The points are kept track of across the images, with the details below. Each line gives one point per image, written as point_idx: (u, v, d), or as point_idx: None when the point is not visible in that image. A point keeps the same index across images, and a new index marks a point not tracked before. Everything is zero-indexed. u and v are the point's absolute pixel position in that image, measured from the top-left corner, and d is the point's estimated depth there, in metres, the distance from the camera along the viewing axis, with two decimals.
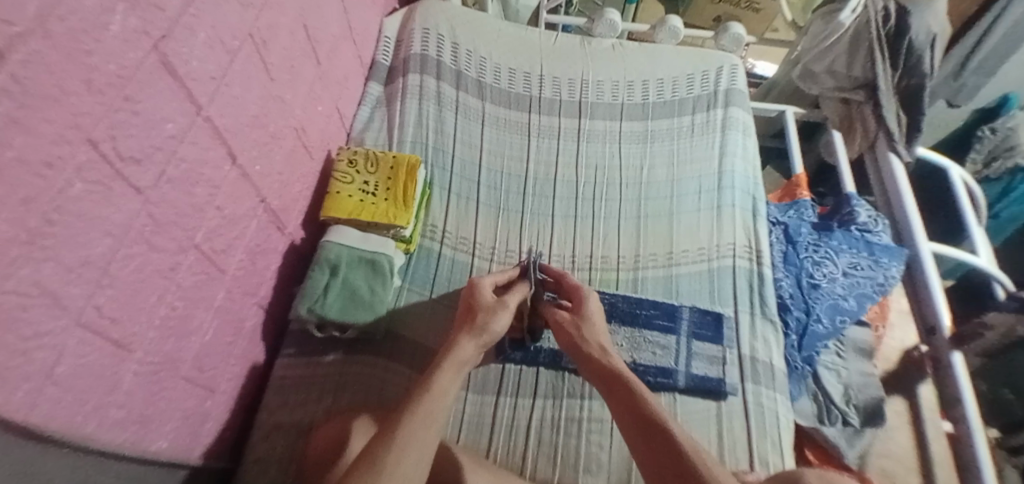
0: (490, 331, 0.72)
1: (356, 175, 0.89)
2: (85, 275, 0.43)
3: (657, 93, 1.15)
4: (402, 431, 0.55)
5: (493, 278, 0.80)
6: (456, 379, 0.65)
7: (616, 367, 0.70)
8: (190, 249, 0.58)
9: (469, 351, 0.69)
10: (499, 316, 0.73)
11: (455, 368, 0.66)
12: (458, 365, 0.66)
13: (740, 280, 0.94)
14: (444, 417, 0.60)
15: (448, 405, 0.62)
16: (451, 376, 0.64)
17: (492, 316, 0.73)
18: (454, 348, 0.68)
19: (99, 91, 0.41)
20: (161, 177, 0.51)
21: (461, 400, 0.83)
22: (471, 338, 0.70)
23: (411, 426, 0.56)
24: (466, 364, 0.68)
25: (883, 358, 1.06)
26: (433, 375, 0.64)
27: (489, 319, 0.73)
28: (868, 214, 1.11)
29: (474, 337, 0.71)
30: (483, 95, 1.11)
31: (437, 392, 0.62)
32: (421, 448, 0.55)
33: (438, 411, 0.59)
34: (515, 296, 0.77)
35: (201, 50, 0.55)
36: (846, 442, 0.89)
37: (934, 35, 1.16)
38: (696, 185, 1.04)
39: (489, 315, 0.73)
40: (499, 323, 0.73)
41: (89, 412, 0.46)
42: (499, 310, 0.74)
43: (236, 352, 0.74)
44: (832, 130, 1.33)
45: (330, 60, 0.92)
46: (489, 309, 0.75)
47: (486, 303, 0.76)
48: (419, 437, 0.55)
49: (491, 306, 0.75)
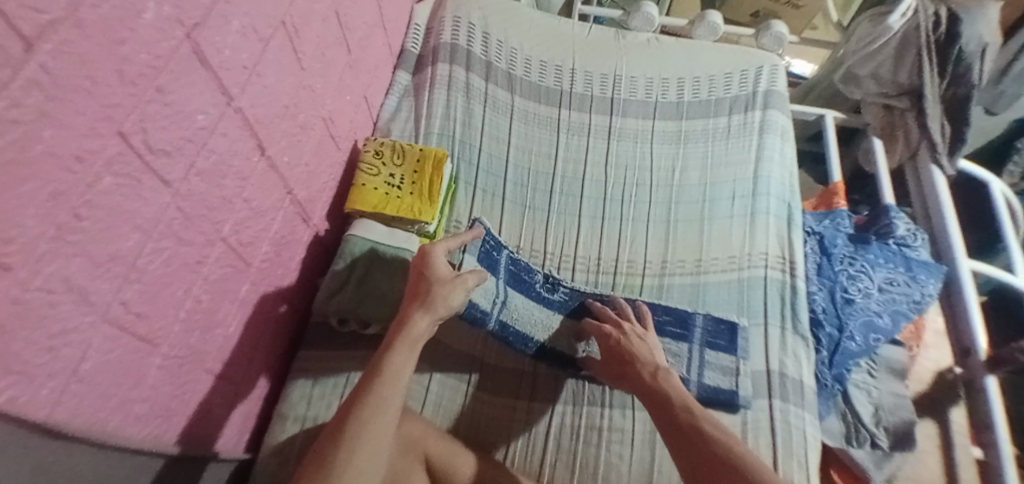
0: (447, 305, 0.67)
1: (382, 167, 0.87)
2: (113, 270, 0.41)
3: (693, 91, 1.10)
4: (351, 424, 0.56)
5: (449, 244, 0.75)
6: (410, 358, 0.63)
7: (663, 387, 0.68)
8: (217, 242, 0.57)
9: (423, 327, 0.65)
10: (455, 292, 0.68)
11: (408, 348, 0.63)
12: (411, 345, 0.63)
13: (772, 292, 0.91)
14: (398, 400, 0.60)
15: (403, 387, 0.61)
16: (404, 356, 0.62)
17: (447, 292, 0.68)
18: (407, 324, 0.64)
19: (131, 81, 0.39)
20: (191, 169, 0.49)
21: (465, 396, 0.82)
22: (425, 313, 0.66)
23: (361, 416, 0.56)
24: (420, 341, 0.65)
25: (916, 379, 1.02)
26: (383, 358, 0.61)
27: (444, 294, 0.67)
28: (907, 228, 1.07)
29: (428, 311, 0.66)
30: (512, 87, 1.08)
31: (389, 377, 0.60)
32: (371, 440, 0.56)
33: (391, 400, 0.59)
34: (471, 275, 0.71)
35: (234, 39, 0.53)
36: (874, 466, 0.87)
37: (986, 45, 1.11)
38: (730, 190, 1.01)
39: (444, 288, 0.68)
40: (455, 298, 0.68)
41: (114, 408, 0.46)
42: (454, 283, 0.69)
43: (259, 344, 0.73)
44: (873, 136, 1.27)
45: (361, 49, 0.90)
46: (442, 281, 0.68)
47: (441, 274, 0.69)
48: (374, 427, 0.56)
49: (447, 279, 0.69)
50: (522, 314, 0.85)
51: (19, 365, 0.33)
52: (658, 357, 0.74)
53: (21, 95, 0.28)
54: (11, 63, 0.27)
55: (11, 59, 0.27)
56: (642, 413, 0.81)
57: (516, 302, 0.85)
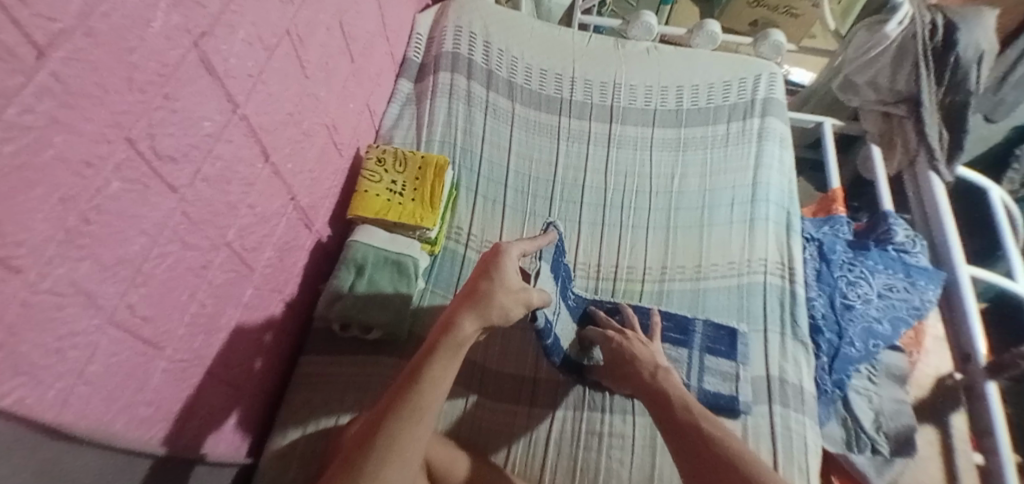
0: (502, 316, 0.62)
1: (384, 174, 0.88)
2: (120, 273, 0.42)
3: (692, 99, 1.12)
4: (383, 435, 0.54)
5: (522, 248, 0.70)
6: (451, 366, 0.59)
7: (665, 391, 0.68)
8: (222, 247, 0.58)
9: (470, 332, 0.61)
10: (515, 304, 0.64)
11: (451, 353, 0.59)
12: (455, 349, 0.60)
13: (771, 298, 0.91)
14: (433, 412, 0.57)
15: (439, 398, 0.58)
16: (445, 365, 0.59)
17: (507, 304, 0.63)
18: (454, 326, 0.60)
19: (139, 89, 0.40)
20: (197, 176, 0.50)
21: (468, 403, 0.82)
22: (476, 317, 0.61)
23: (395, 427, 0.54)
24: (462, 347, 0.60)
25: (916, 385, 1.03)
26: (428, 364, 0.58)
27: (505, 304, 0.63)
28: (906, 234, 1.07)
29: (479, 316, 0.61)
30: (513, 96, 1.09)
31: (429, 385, 0.57)
32: (404, 451, 0.53)
33: (426, 410, 0.56)
34: (533, 291, 0.66)
35: (240, 47, 0.54)
36: (875, 471, 0.86)
37: (982, 52, 1.12)
38: (729, 197, 1.01)
39: (507, 297, 0.63)
40: (514, 312, 0.64)
41: (118, 410, 0.46)
42: (517, 295, 0.64)
43: (262, 350, 0.74)
44: (870, 144, 1.28)
45: (364, 57, 0.91)
46: (508, 289, 0.63)
47: (508, 281, 0.64)
48: (406, 441, 0.54)
49: (514, 289, 0.64)
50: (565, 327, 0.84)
51: (28, 366, 0.34)
52: (659, 360, 0.75)
53: (34, 101, 0.29)
54: (23, 69, 0.28)
55: (24, 66, 0.28)
56: (643, 418, 0.82)
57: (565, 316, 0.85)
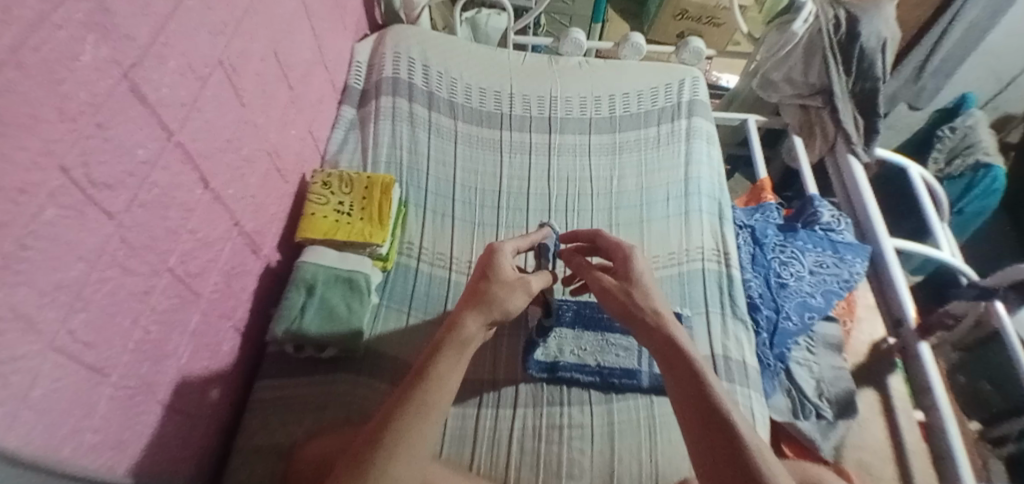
0: (503, 309, 0.70)
1: (331, 196, 0.91)
2: (58, 299, 0.44)
3: (623, 106, 1.19)
4: (392, 430, 0.54)
5: (514, 246, 0.82)
6: (457, 360, 0.63)
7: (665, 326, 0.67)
8: (164, 273, 0.59)
9: (474, 329, 0.67)
10: (514, 295, 0.72)
11: (457, 351, 0.64)
12: (460, 346, 0.64)
13: (710, 282, 0.97)
14: (444, 406, 0.58)
15: (449, 394, 0.60)
16: (452, 360, 0.62)
17: (506, 296, 0.71)
18: (459, 325, 0.66)
19: (71, 118, 0.43)
20: (134, 202, 0.52)
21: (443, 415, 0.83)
22: (478, 316, 0.68)
23: (401, 424, 0.54)
24: (468, 343, 0.65)
25: (853, 353, 1.10)
26: (432, 362, 0.62)
27: (506, 297, 0.71)
28: (832, 215, 1.16)
29: (480, 313, 0.68)
30: (455, 114, 1.14)
31: (435, 382, 0.59)
32: (413, 448, 0.53)
33: (436, 405, 0.57)
34: (536, 277, 0.75)
35: (171, 78, 0.57)
36: (822, 435, 0.92)
37: (884, 41, 1.23)
38: (665, 193, 1.08)
39: (504, 290, 0.72)
40: (513, 303, 0.71)
41: (65, 436, 0.47)
42: (514, 288, 0.72)
43: (213, 377, 0.74)
44: (794, 135, 1.39)
45: (303, 85, 0.95)
46: (507, 284, 0.73)
47: (503, 277, 0.74)
48: (416, 432, 0.54)
49: (509, 282, 0.73)
50: (561, 345, 0.91)
51: None
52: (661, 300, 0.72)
53: None
54: None
55: None
56: (599, 406, 0.85)
57: (560, 337, 0.92)
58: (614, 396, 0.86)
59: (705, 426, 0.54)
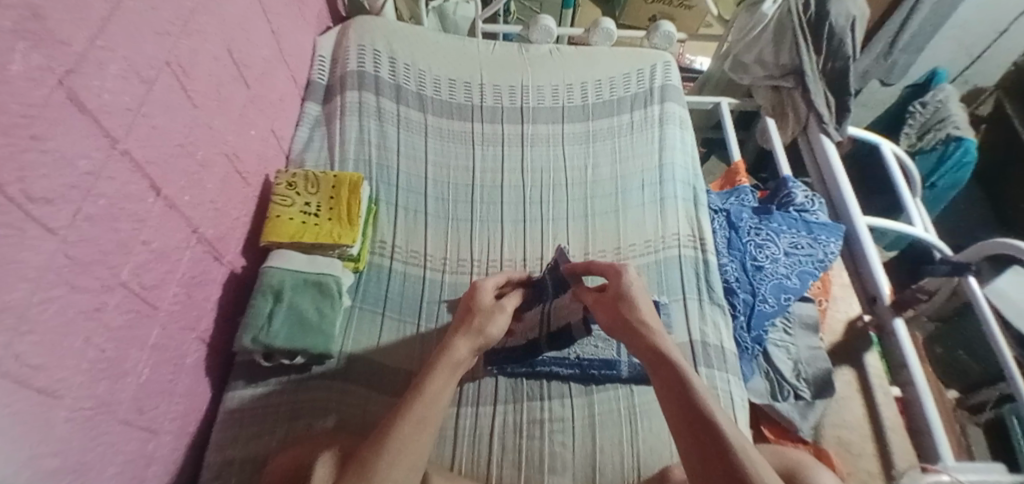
0: (485, 333, 0.72)
1: (296, 197, 0.88)
2: (3, 322, 0.41)
3: (596, 93, 1.18)
4: (392, 439, 0.56)
5: (496, 280, 0.85)
6: (451, 380, 0.66)
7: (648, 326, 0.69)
8: (116, 287, 0.56)
9: (463, 352, 0.69)
10: (496, 319, 0.74)
11: (449, 370, 0.66)
12: (451, 368, 0.67)
13: (687, 268, 0.97)
14: (437, 424, 0.61)
15: (443, 407, 0.63)
16: (444, 378, 0.65)
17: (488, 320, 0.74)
18: (448, 349, 0.69)
19: (5, 131, 0.39)
20: (78, 215, 0.49)
21: None
22: (466, 340, 0.71)
23: (402, 434, 0.57)
24: (459, 365, 0.68)
25: (830, 332, 1.11)
26: (425, 380, 0.64)
27: (486, 321, 0.74)
28: (805, 195, 1.17)
29: (467, 338, 0.71)
30: (424, 107, 1.12)
31: (429, 397, 0.62)
32: (410, 457, 0.56)
33: (432, 417, 0.61)
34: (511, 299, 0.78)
35: (114, 82, 0.54)
36: (800, 415, 0.92)
37: (853, 18, 1.22)
38: (639, 180, 1.07)
39: (485, 316, 0.75)
40: (495, 326, 0.74)
41: (19, 464, 0.44)
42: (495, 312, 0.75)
43: (179, 391, 0.72)
44: (766, 117, 1.40)
45: (262, 84, 0.91)
46: (485, 311, 0.76)
47: (482, 306, 0.77)
48: (415, 443, 0.57)
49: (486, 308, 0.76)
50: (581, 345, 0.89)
51: None
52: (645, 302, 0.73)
53: None
54: None
55: None
56: (579, 399, 0.85)
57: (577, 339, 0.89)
58: (594, 388, 0.86)
59: (684, 413, 0.56)
